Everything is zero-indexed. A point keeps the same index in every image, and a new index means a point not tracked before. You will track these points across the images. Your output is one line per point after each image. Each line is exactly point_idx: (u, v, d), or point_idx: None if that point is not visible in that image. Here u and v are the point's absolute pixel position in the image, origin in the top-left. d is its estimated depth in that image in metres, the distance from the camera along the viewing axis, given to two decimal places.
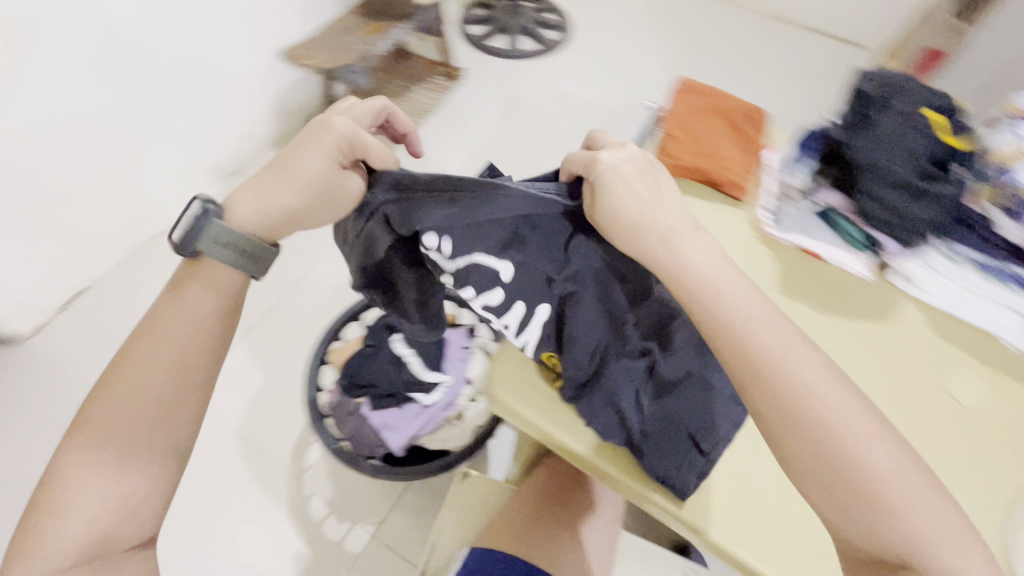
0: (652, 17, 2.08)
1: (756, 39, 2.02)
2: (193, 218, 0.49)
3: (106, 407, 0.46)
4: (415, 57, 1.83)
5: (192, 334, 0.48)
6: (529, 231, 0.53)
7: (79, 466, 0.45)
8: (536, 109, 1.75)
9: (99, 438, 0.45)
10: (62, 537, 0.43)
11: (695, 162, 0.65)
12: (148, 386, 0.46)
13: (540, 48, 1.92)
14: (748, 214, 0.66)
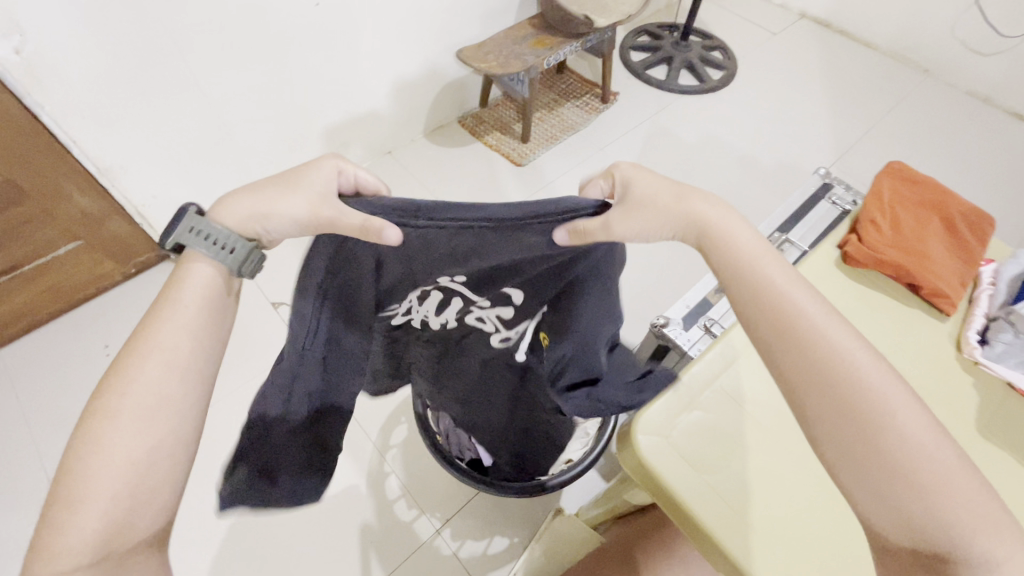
0: (827, 73, 1.93)
1: (947, 116, 1.81)
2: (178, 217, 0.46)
3: (94, 424, 0.39)
4: (572, 73, 1.85)
5: (187, 322, 0.44)
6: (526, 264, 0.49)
7: (65, 501, 0.37)
8: (682, 146, 1.70)
9: (86, 463, 0.38)
10: (77, 533, 0.36)
11: (902, 261, 0.65)
12: (160, 357, 0.42)
13: (700, 84, 1.86)
14: (947, 332, 0.64)
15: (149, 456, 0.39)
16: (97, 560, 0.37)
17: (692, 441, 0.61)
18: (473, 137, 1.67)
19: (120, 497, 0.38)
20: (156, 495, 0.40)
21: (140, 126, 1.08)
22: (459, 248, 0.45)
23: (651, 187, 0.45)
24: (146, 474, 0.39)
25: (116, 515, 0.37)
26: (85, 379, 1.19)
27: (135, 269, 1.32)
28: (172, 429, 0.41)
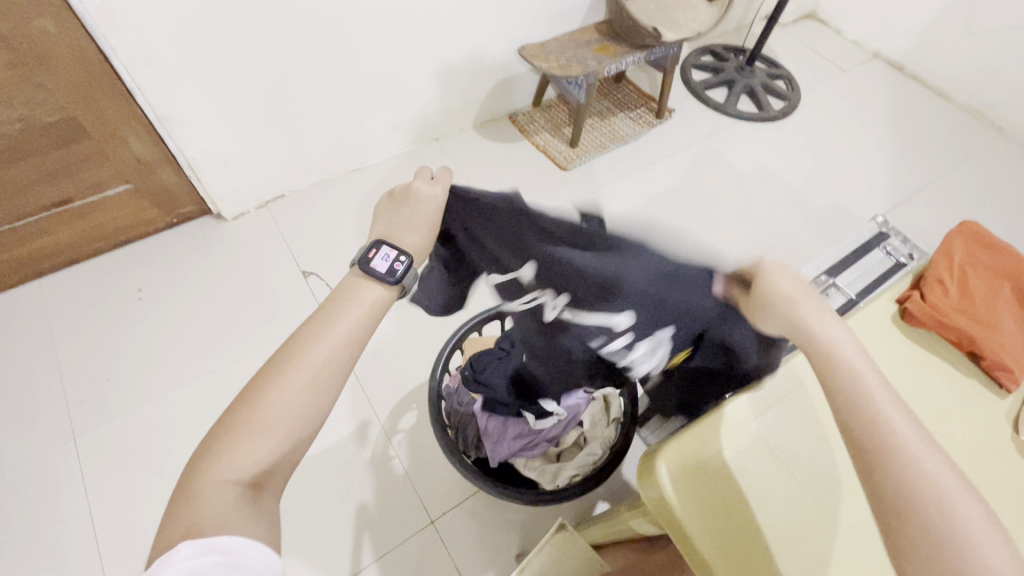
0: (894, 117, 1.87)
1: (1015, 177, 1.73)
2: (400, 266, 0.48)
3: (278, 366, 0.43)
4: (630, 84, 1.83)
5: (366, 303, 0.47)
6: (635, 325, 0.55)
7: (242, 422, 0.40)
8: (732, 173, 1.66)
9: (263, 397, 0.41)
10: (241, 457, 0.39)
11: (966, 327, 0.61)
12: (340, 327, 0.45)
13: (760, 112, 1.81)
14: (1003, 409, 0.60)
15: (311, 411, 0.42)
16: (251, 480, 0.40)
17: (723, 482, 0.56)
18: (522, 135, 1.67)
19: (280, 435, 0.41)
20: (301, 445, 0.42)
21: (203, 82, 1.10)
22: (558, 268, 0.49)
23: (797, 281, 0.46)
24: (305, 423, 0.42)
25: (276, 451, 0.40)
26: (116, 320, 1.22)
27: (178, 219, 1.35)
28: (336, 393, 0.44)
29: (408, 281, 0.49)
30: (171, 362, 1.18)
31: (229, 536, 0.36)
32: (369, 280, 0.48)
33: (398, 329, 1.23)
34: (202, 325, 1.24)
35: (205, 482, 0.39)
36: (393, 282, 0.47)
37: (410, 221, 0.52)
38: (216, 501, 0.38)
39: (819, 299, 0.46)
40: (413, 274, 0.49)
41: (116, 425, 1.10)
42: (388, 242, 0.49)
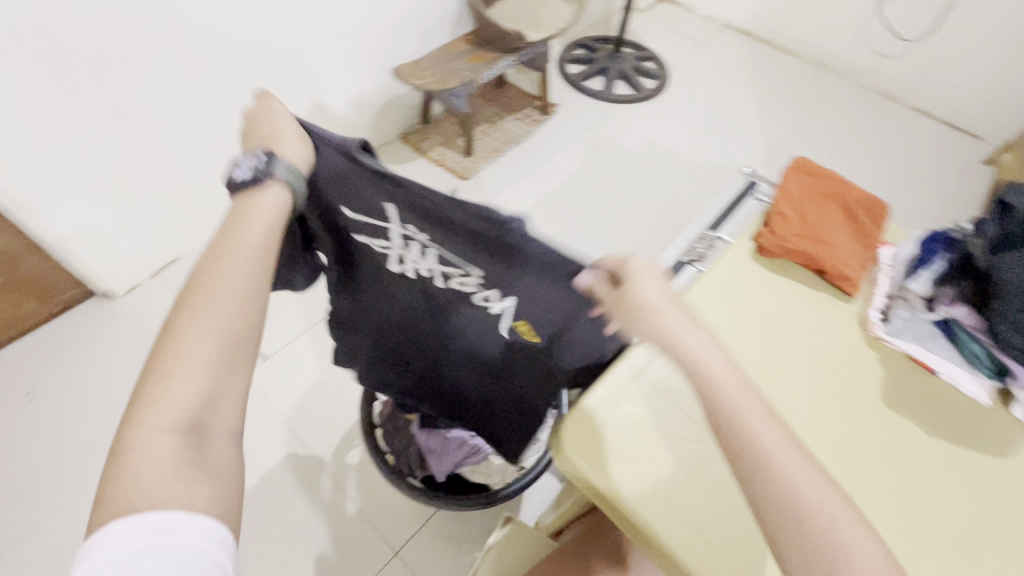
0: (753, 79, 2.05)
1: (861, 112, 1.95)
2: (263, 159, 0.48)
3: (186, 304, 0.40)
4: (512, 87, 1.89)
5: (262, 213, 0.46)
6: (495, 280, 0.53)
7: (161, 368, 0.38)
8: (622, 153, 1.75)
9: (182, 335, 0.39)
10: (168, 403, 0.37)
11: (808, 249, 0.69)
12: (243, 250, 0.43)
13: (636, 93, 1.93)
14: (855, 313, 0.68)
15: (238, 334, 0.41)
16: (187, 421, 0.37)
17: (625, 434, 0.60)
18: (416, 153, 1.68)
19: (208, 364, 0.38)
20: (239, 379, 0.40)
21: (57, 158, 1.02)
22: (421, 218, 0.51)
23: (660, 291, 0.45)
24: (235, 348, 0.40)
25: (206, 386, 0.38)
26: (8, 429, 1.11)
27: (60, 306, 1.25)
28: (260, 312, 0.42)
29: (284, 174, 0.48)
30: (81, 459, 1.09)
31: (171, 510, 0.33)
32: (256, 189, 0.47)
33: (326, 370, 1.20)
34: (111, 412, 1.15)
35: (137, 432, 0.36)
36: (266, 178, 0.47)
37: (282, 135, 0.50)
38: (157, 455, 0.35)
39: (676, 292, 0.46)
40: (281, 164, 0.48)
41: (28, 542, 0.99)
42: (245, 154, 0.49)
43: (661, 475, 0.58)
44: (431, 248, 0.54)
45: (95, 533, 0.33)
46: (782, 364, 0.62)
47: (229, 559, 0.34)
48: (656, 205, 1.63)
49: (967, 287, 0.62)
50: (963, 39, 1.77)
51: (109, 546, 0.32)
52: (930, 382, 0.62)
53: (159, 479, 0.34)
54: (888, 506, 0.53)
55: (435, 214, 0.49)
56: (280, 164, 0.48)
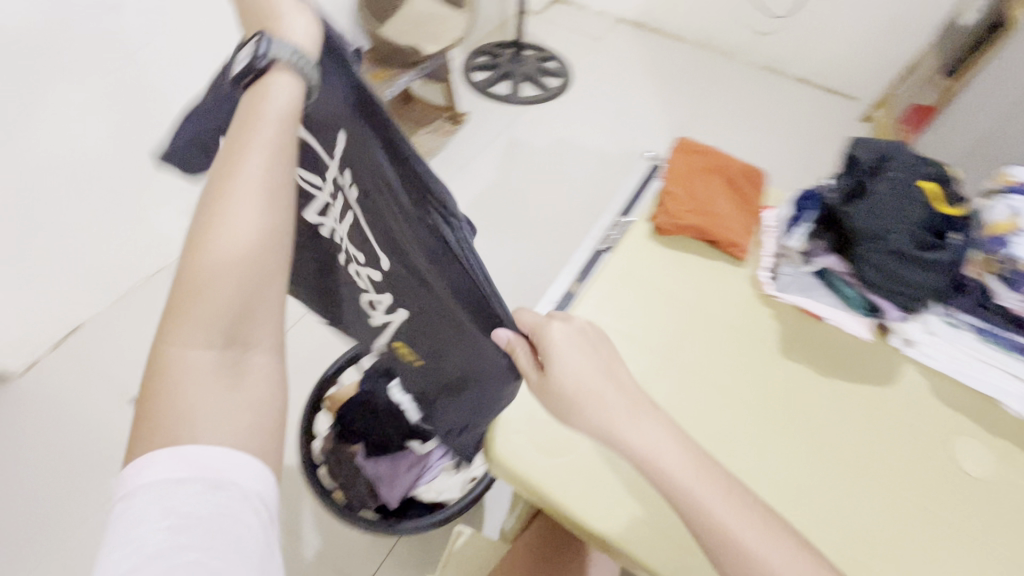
0: (649, 67, 2.15)
1: (749, 87, 2.09)
2: (258, 46, 0.41)
3: (213, 204, 0.37)
4: (419, 101, 1.87)
5: (278, 95, 0.40)
6: (407, 269, 0.53)
7: (189, 279, 0.35)
8: (537, 153, 1.79)
9: (213, 239, 0.36)
10: (203, 317, 0.35)
11: (698, 221, 0.67)
12: (266, 142, 0.39)
13: (542, 93, 1.97)
14: (747, 275, 0.66)
15: (268, 242, 0.37)
16: (223, 337, 0.35)
17: (553, 427, 0.61)
18: None
19: (237, 276, 0.35)
20: (274, 289, 0.38)
21: None
22: (361, 174, 0.47)
23: (582, 362, 0.45)
24: (263, 261, 0.37)
25: (238, 294, 0.35)
26: None
27: None
28: (290, 216, 0.39)
29: (285, 51, 0.40)
30: None
31: (212, 447, 0.31)
32: (267, 74, 0.40)
33: None
34: None
35: (171, 349, 0.34)
36: (261, 56, 0.40)
37: (282, 8, 0.42)
38: (195, 374, 0.33)
39: (610, 361, 0.46)
40: (286, 50, 0.40)
41: None
42: (255, 38, 0.42)
43: (583, 463, 0.59)
44: (349, 215, 0.53)
45: (133, 461, 0.31)
46: (673, 341, 0.60)
47: (271, 509, 0.32)
48: (577, 199, 1.68)
49: (828, 239, 0.63)
50: (825, 11, 1.94)
51: (150, 482, 0.30)
52: (818, 330, 0.61)
53: (202, 405, 0.33)
54: (791, 462, 0.52)
55: (379, 171, 0.45)
56: (280, 49, 0.40)
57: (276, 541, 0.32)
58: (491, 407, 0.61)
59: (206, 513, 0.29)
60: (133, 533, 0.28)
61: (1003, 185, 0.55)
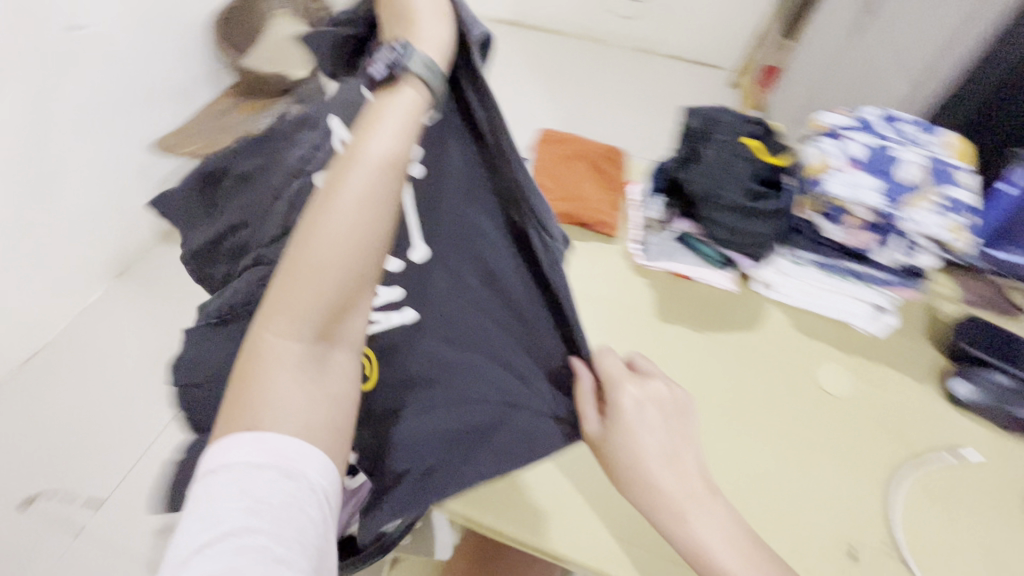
0: (529, 63, 2.19)
1: (624, 70, 2.20)
2: (396, 53, 0.42)
3: (321, 196, 0.38)
4: None
5: (393, 110, 0.41)
6: (456, 258, 0.46)
7: (290, 268, 0.37)
8: None
9: (314, 231, 0.37)
10: (300, 311, 0.36)
11: (560, 205, 0.68)
12: (372, 143, 0.39)
13: None
14: (619, 249, 0.67)
15: (361, 247, 0.37)
16: (315, 331, 0.37)
17: None
18: None
19: (336, 276, 0.37)
20: (362, 298, 0.39)
21: None
22: (456, 169, 0.46)
23: (652, 437, 0.41)
24: (359, 267, 0.37)
25: (332, 292, 0.36)
26: None
27: None
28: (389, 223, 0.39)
29: (420, 70, 0.41)
30: None
31: (289, 438, 0.34)
32: (393, 85, 0.42)
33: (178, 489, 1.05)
34: None
35: (268, 334, 0.36)
36: (401, 71, 0.41)
37: (422, 14, 0.43)
38: (285, 363, 0.35)
39: (682, 437, 0.43)
40: (419, 60, 0.41)
41: None
42: (390, 43, 0.43)
43: None
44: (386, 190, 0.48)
45: (227, 430, 0.34)
46: None
47: (331, 498, 0.35)
48: None
49: (676, 208, 0.67)
50: None
51: (229, 461, 0.33)
52: (687, 288, 0.62)
53: (282, 392, 0.35)
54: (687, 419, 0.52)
55: (482, 166, 0.45)
56: (414, 55, 0.41)
57: (332, 534, 0.35)
58: (507, 441, 0.41)
59: (276, 501, 0.32)
60: (217, 505, 0.32)
61: (816, 133, 0.58)
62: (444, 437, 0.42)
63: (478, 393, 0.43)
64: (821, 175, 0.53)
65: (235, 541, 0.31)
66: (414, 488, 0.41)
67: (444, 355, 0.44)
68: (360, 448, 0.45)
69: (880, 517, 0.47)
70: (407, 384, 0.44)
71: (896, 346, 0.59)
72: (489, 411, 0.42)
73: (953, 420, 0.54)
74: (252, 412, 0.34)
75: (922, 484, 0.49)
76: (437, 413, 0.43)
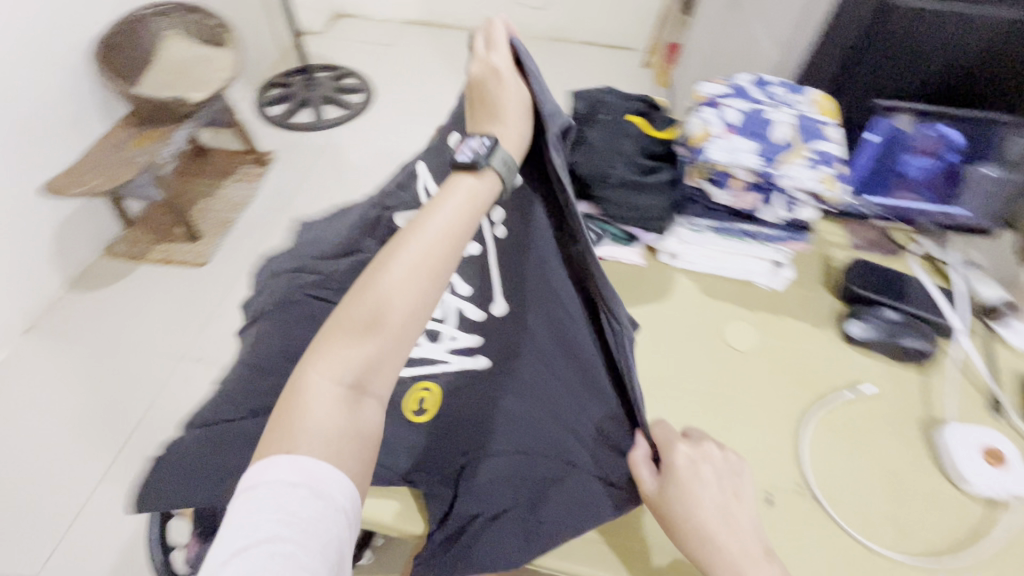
0: (447, 62, 2.17)
1: (543, 59, 2.21)
2: (485, 146, 0.44)
3: (383, 255, 0.40)
4: (215, 151, 1.72)
5: (463, 197, 0.43)
6: (533, 328, 0.51)
7: (341, 318, 0.38)
8: (357, 170, 1.71)
9: (366, 286, 0.38)
10: (347, 361, 0.37)
11: None
12: (433, 218, 0.41)
13: (347, 112, 1.90)
14: None
15: (409, 313, 0.38)
16: (353, 379, 0.37)
17: None
18: (132, 263, 1.44)
19: (383, 341, 0.38)
20: (395, 363, 0.38)
21: None
22: (540, 242, 0.51)
23: (709, 491, 0.40)
24: (401, 336, 0.38)
25: (375, 351, 0.37)
26: None
27: None
28: (435, 297, 0.40)
29: (498, 166, 0.44)
30: None
31: (316, 460, 0.34)
32: (461, 168, 0.44)
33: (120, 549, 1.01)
34: None
35: (309, 372, 0.37)
36: (482, 166, 0.44)
37: (513, 110, 0.46)
38: (322, 406, 0.36)
39: (741, 494, 0.41)
40: (500, 156, 0.44)
41: None
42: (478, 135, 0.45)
43: None
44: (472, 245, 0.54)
45: (268, 449, 0.34)
46: None
47: (352, 514, 0.34)
48: None
49: None
50: None
51: (268, 475, 0.33)
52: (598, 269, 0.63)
53: (321, 426, 0.35)
54: None
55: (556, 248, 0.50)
56: (496, 154, 0.44)
57: (351, 550, 0.33)
58: (560, 496, 0.45)
59: (306, 513, 0.32)
60: (250, 514, 0.31)
61: (696, 103, 0.59)
62: (514, 486, 0.46)
63: (539, 445, 0.47)
64: (703, 143, 0.55)
65: (269, 549, 0.30)
66: (483, 533, 0.44)
67: (517, 407, 0.49)
68: (431, 488, 0.48)
69: (788, 461, 0.50)
70: (478, 428, 0.49)
71: (796, 296, 0.62)
72: (544, 468, 0.47)
73: (851, 357, 0.57)
74: (295, 435, 0.34)
75: (824, 425, 0.52)
76: (506, 459, 0.47)
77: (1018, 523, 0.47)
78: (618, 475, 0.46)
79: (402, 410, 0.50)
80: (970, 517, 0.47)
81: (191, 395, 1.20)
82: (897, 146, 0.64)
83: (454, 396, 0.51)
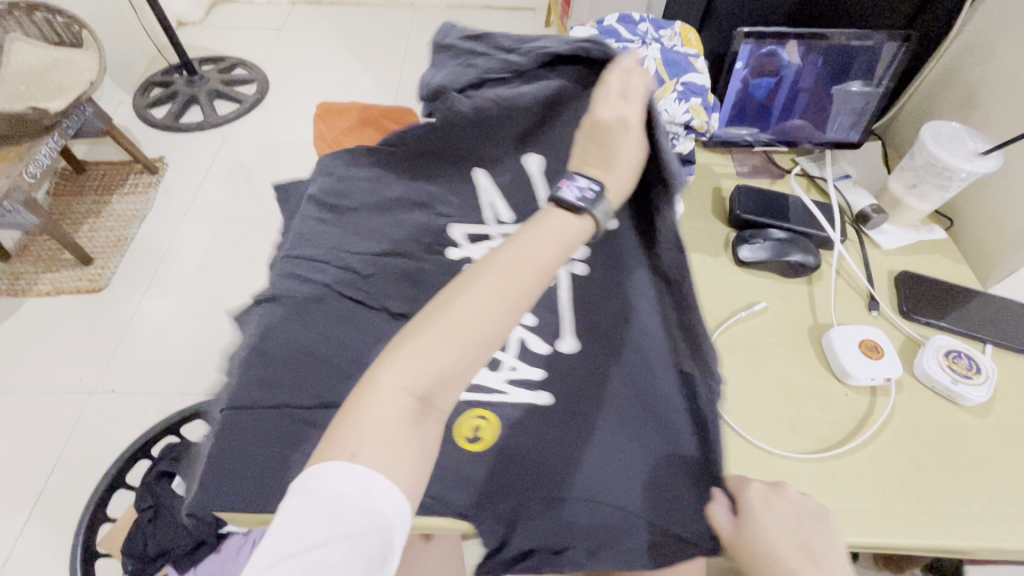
0: (341, 41, 2.06)
1: (443, 29, 2.13)
2: (592, 192, 0.40)
3: (463, 277, 0.36)
4: (95, 164, 1.57)
5: (552, 231, 0.39)
6: (616, 384, 0.46)
7: (417, 326, 0.34)
8: (261, 167, 1.60)
9: (444, 299, 0.35)
10: (418, 375, 0.33)
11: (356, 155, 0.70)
12: (514, 249, 0.37)
13: (239, 105, 1.77)
14: None
15: (481, 335, 0.34)
16: (421, 394, 0.33)
17: None
18: (15, 299, 1.30)
19: (454, 355, 0.33)
20: (457, 383, 0.34)
21: None
22: (622, 288, 0.49)
23: (773, 524, 0.38)
24: (468, 355, 0.34)
25: (449, 365, 0.33)
26: None
27: None
28: (509, 326, 0.35)
29: (600, 215, 0.40)
30: None
31: (363, 468, 0.30)
32: (561, 205, 0.40)
33: None
34: None
35: (380, 373, 0.32)
36: (584, 210, 0.39)
37: (623, 144, 0.42)
38: (380, 411, 0.32)
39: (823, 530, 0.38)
40: (607, 207, 0.41)
41: None
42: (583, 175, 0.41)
43: None
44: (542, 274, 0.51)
45: (325, 450, 0.31)
46: None
47: (402, 533, 0.31)
48: None
49: None
50: None
51: (323, 478, 0.30)
52: None
53: (385, 442, 0.31)
54: None
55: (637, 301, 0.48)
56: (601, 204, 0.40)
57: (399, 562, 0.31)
58: (624, 534, 0.41)
59: (352, 525, 0.29)
60: (295, 513, 0.30)
61: None
62: (576, 526, 0.41)
63: (610, 483, 0.42)
64: None
65: (315, 557, 0.29)
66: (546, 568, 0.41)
67: (601, 457, 0.43)
68: (485, 523, 0.41)
69: None
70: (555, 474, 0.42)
71: (689, 230, 0.64)
72: (615, 513, 0.41)
73: (743, 280, 0.60)
74: (356, 436, 0.31)
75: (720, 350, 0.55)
76: (585, 508, 0.41)
77: (896, 404, 0.51)
78: (702, 538, 0.40)
79: (455, 438, 0.44)
80: (860, 407, 0.51)
81: (105, 430, 1.11)
82: (758, 73, 0.64)
83: (519, 431, 0.44)
